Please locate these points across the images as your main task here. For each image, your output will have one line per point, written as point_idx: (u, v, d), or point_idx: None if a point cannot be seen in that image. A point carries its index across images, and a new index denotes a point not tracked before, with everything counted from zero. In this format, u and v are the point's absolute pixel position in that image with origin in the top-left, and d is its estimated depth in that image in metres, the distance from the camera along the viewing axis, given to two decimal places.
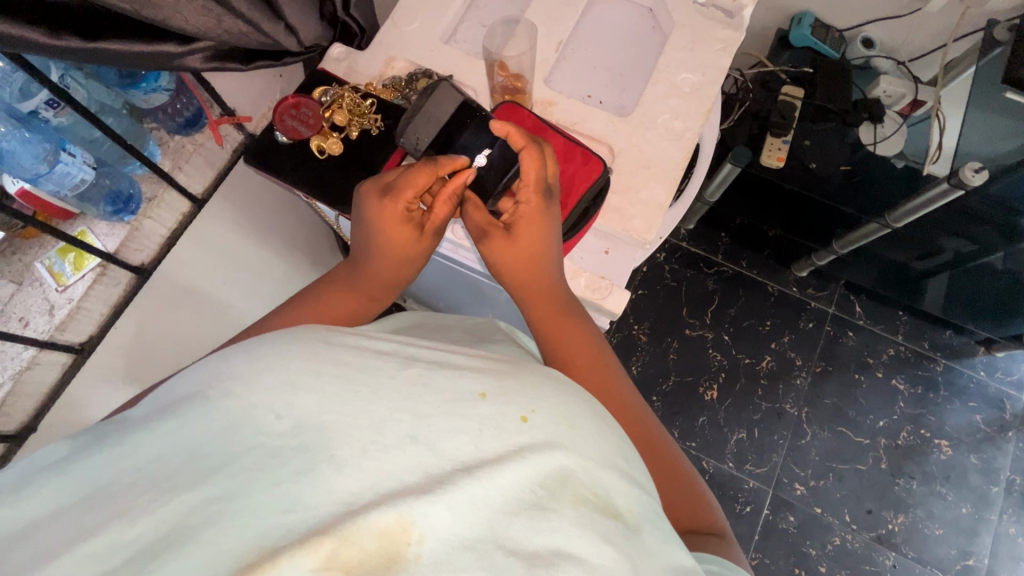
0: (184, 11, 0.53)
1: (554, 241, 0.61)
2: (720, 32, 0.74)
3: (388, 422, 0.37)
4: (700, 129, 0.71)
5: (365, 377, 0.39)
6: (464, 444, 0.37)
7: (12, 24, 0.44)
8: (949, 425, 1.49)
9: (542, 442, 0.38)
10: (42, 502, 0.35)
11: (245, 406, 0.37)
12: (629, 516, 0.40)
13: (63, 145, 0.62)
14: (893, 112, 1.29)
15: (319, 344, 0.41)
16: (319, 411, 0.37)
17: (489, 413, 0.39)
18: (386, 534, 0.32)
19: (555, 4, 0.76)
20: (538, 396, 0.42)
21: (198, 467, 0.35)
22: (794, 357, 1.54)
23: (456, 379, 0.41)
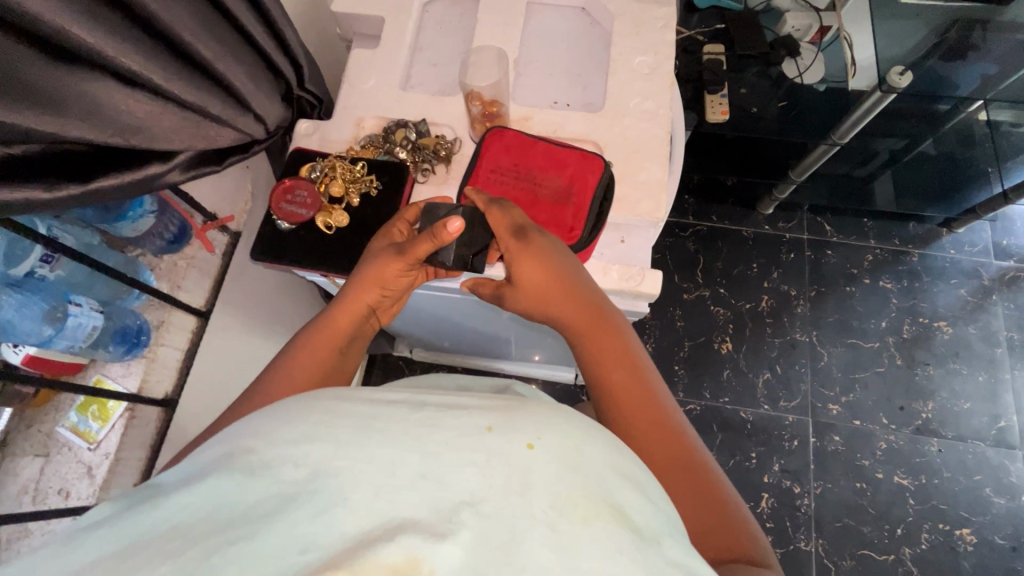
0: (168, 128, 0.52)
1: (567, 263, 0.61)
2: (657, 11, 0.79)
3: (398, 462, 0.33)
4: (672, 103, 0.74)
5: (378, 425, 0.35)
6: (472, 478, 0.33)
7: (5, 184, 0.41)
8: (943, 307, 1.59)
9: (551, 470, 0.34)
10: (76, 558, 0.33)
11: (261, 459, 0.34)
12: (646, 528, 0.35)
13: (66, 297, 0.58)
14: (805, 44, 1.37)
15: (334, 401, 0.36)
16: (329, 462, 0.33)
17: (497, 447, 0.34)
18: (396, 569, 0.30)
19: (498, 28, 0.78)
20: (548, 419, 0.36)
21: (220, 519, 0.32)
22: (788, 289, 1.61)
23: (465, 412, 0.36)
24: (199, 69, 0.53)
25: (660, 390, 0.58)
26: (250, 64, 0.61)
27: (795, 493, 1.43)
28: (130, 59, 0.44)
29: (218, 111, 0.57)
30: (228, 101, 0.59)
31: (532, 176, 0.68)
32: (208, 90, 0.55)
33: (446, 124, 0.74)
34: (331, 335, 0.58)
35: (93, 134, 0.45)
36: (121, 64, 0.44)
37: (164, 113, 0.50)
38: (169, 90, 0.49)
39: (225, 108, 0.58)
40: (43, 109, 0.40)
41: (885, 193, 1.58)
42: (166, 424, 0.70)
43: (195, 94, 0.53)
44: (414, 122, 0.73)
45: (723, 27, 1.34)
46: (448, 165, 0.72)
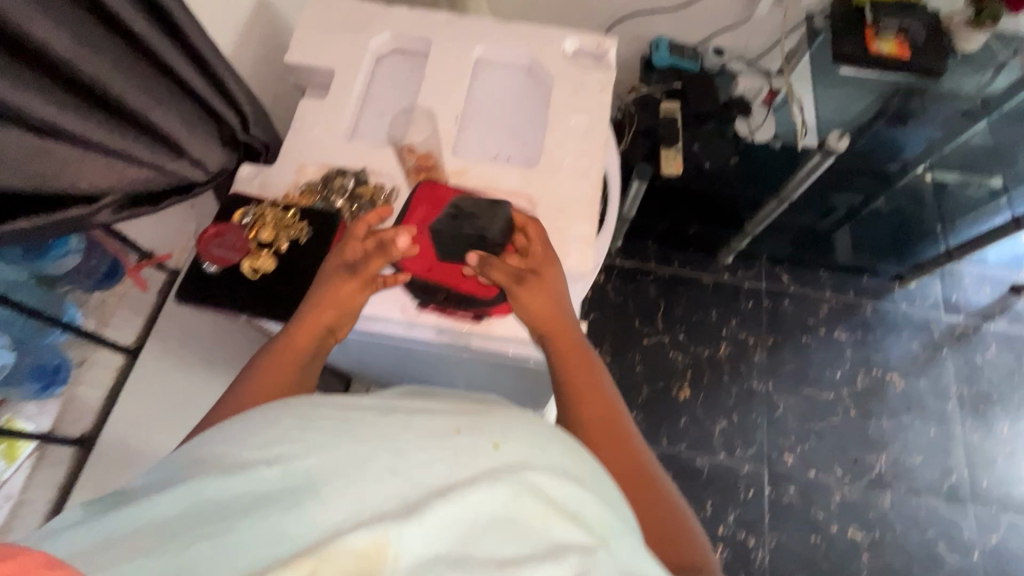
0: (88, 172, 0.53)
1: (562, 287, 0.67)
2: (594, 76, 0.83)
3: (369, 459, 0.36)
4: (603, 162, 0.77)
5: (351, 425, 0.38)
6: (440, 475, 0.36)
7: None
8: (895, 359, 1.62)
9: (514, 467, 0.37)
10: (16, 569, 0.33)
11: (236, 459, 0.37)
12: (600, 529, 0.37)
13: None
14: (757, 104, 1.41)
15: (308, 407, 0.40)
16: (303, 457, 0.36)
17: (465, 446, 0.38)
18: (363, 555, 0.32)
19: (443, 85, 0.82)
20: (510, 428, 0.40)
21: (193, 514, 0.34)
22: (745, 337, 1.64)
23: (432, 419, 0.40)
24: (127, 117, 0.55)
25: (625, 415, 0.60)
26: (188, 111, 0.63)
27: (750, 545, 1.41)
28: (48, 109, 0.45)
29: (148, 157, 0.58)
30: (161, 147, 0.60)
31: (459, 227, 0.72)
32: (138, 136, 0.57)
33: (386, 173, 0.76)
34: (290, 355, 0.59)
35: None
36: (38, 115, 0.45)
37: (84, 159, 0.52)
38: (88, 138, 0.50)
39: (158, 154, 0.60)
40: None
41: (845, 240, 1.64)
42: (78, 469, 0.68)
43: (122, 140, 0.54)
44: (353, 171, 0.75)
45: (679, 86, 1.41)
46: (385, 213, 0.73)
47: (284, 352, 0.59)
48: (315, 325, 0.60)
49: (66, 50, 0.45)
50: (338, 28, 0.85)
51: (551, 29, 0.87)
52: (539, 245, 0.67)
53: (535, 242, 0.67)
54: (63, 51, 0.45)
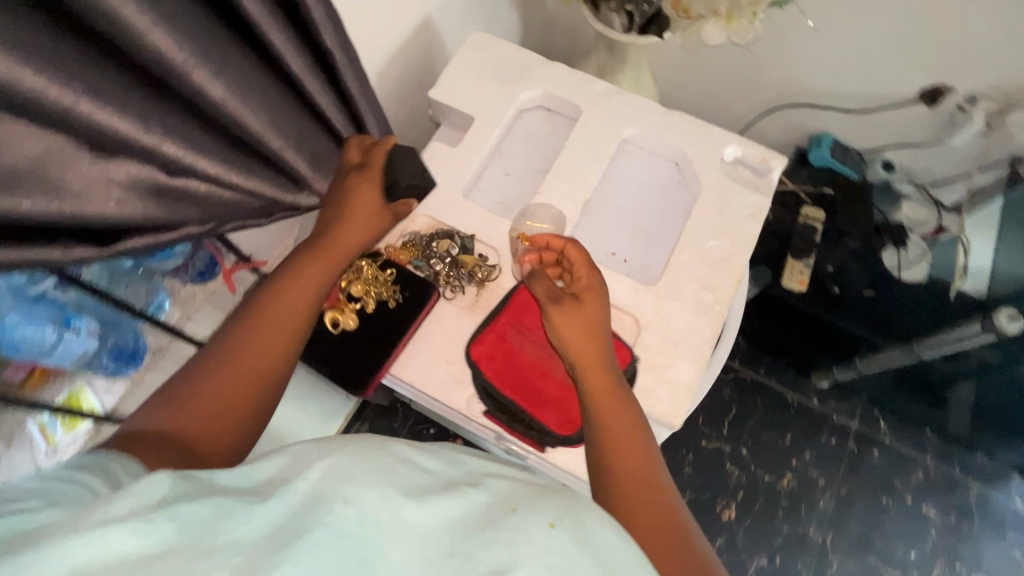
0: (210, 205, 0.50)
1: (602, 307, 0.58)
2: (749, 197, 0.73)
3: (438, 522, 0.36)
4: (731, 303, 0.68)
5: (418, 491, 0.37)
6: (500, 551, 0.34)
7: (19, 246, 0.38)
8: (987, 560, 1.39)
9: (570, 561, 0.35)
10: (93, 545, 0.30)
11: (303, 489, 0.36)
12: None
13: (70, 320, 0.58)
14: (915, 236, 1.25)
15: (379, 445, 0.40)
16: (374, 508, 0.35)
17: (522, 526, 0.36)
18: None
19: (579, 162, 0.76)
20: (567, 510, 0.38)
21: (281, 536, 0.33)
22: (816, 476, 1.46)
23: (496, 496, 0.39)
24: (262, 156, 0.52)
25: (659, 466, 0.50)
26: (320, 148, 0.60)
27: None
28: (176, 148, 0.42)
29: (271, 193, 0.55)
30: (290, 185, 0.57)
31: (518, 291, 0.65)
32: (266, 173, 0.54)
33: (494, 247, 0.71)
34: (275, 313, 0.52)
35: (130, 210, 0.43)
36: (167, 155, 0.41)
37: (209, 191, 0.48)
38: (214, 176, 0.47)
39: (283, 189, 0.56)
40: (66, 198, 0.38)
41: (961, 404, 1.40)
42: None
43: (244, 176, 0.50)
44: (461, 236, 0.70)
45: (829, 193, 1.26)
46: (479, 290, 0.68)
47: (269, 304, 0.52)
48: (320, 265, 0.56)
49: (211, 91, 0.41)
50: (491, 73, 0.80)
51: (716, 130, 0.77)
52: (583, 266, 0.61)
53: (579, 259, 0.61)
54: (216, 96, 0.42)
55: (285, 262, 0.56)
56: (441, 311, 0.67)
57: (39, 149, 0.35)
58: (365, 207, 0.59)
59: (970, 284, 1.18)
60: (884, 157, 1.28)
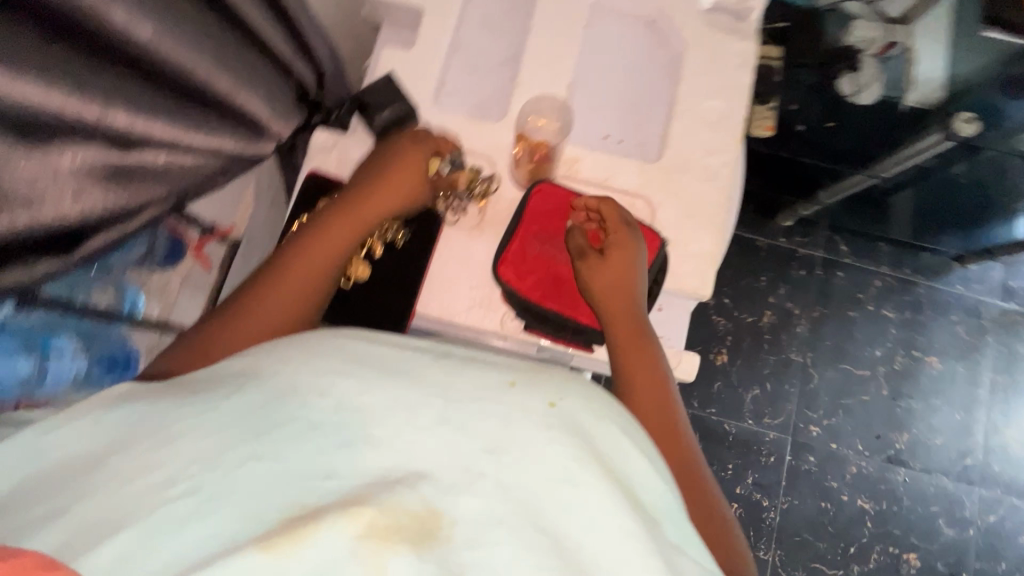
0: (175, 175, 0.42)
1: (636, 271, 0.57)
2: (734, 45, 0.69)
3: (424, 401, 0.36)
4: (736, 163, 0.67)
5: (409, 367, 0.38)
6: (497, 427, 0.36)
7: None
8: (939, 342, 1.49)
9: (566, 428, 0.36)
10: (78, 444, 0.35)
11: (288, 376, 0.37)
12: (651, 507, 0.37)
13: (48, 344, 0.52)
14: (869, 57, 1.20)
15: (366, 338, 0.40)
16: (354, 394, 0.36)
17: (522, 400, 0.37)
18: (417, 517, 0.31)
19: (552, 39, 0.68)
20: (566, 388, 0.40)
21: (247, 426, 0.34)
22: (792, 307, 1.49)
23: (483, 372, 0.39)
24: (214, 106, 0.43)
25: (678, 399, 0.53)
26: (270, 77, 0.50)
27: (763, 505, 1.38)
28: (119, 116, 0.33)
29: (233, 146, 0.45)
30: (251, 133, 0.48)
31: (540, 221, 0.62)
32: (226, 127, 0.45)
33: (484, 155, 0.65)
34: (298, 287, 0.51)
35: (88, 205, 0.35)
36: (107, 125, 0.33)
37: (169, 160, 0.40)
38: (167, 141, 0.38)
39: (244, 140, 0.47)
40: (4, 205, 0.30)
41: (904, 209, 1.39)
42: None
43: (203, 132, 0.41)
44: (448, 150, 0.64)
45: (784, 27, 1.20)
46: (481, 208, 0.63)
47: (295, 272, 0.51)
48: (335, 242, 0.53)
49: (131, 31, 0.32)
50: None
51: None
52: (618, 227, 0.58)
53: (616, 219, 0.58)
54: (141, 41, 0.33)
55: (317, 218, 0.55)
56: (450, 238, 0.62)
57: None
58: (399, 189, 0.56)
59: (918, 94, 1.16)
60: None
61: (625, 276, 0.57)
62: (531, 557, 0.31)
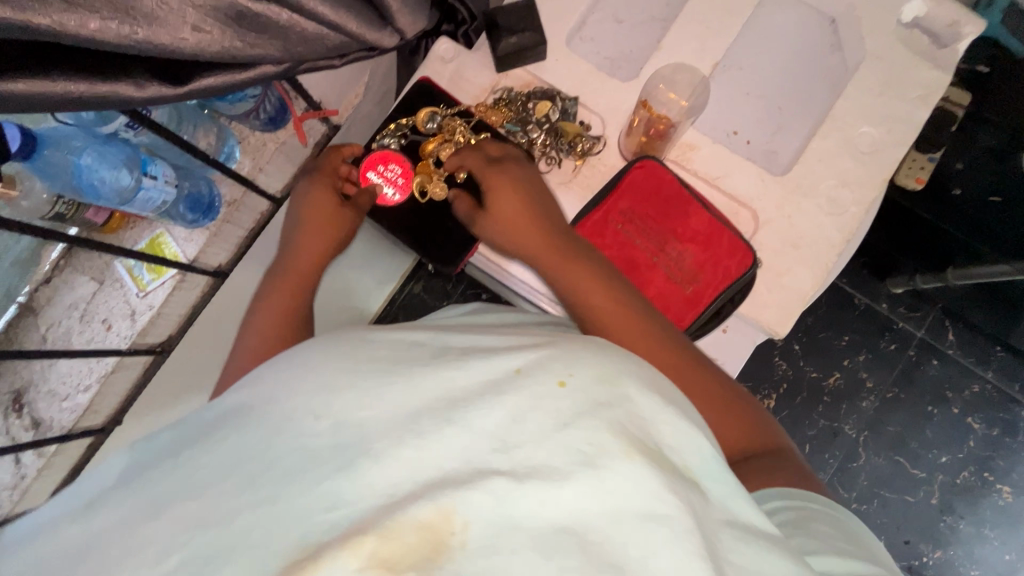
0: (292, 38, 0.41)
1: (541, 210, 0.54)
2: (922, 73, 0.59)
3: (423, 411, 0.35)
4: (870, 205, 0.58)
5: (399, 370, 0.37)
6: (502, 423, 0.34)
7: (74, 80, 0.33)
8: (1018, 473, 1.31)
9: (583, 405, 0.34)
10: (96, 534, 0.34)
11: (284, 411, 0.36)
12: (682, 467, 0.35)
13: (145, 167, 0.54)
14: None
15: (357, 345, 0.40)
16: (353, 411, 0.35)
17: (528, 387, 0.35)
18: (428, 527, 0.30)
19: (715, 11, 0.61)
20: (578, 359, 0.37)
21: (244, 471, 0.33)
22: (865, 379, 1.34)
23: (492, 362, 0.37)
24: None
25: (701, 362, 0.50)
26: None
27: None
28: None
29: (356, 29, 0.44)
30: (377, 19, 0.46)
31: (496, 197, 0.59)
32: (354, 4, 0.43)
33: (598, 112, 0.61)
34: (290, 284, 0.53)
35: (206, 40, 0.35)
36: None
37: (291, 20, 0.39)
38: None
39: (370, 27, 0.46)
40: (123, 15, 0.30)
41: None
42: (211, 296, 0.69)
43: (329, 2, 0.40)
44: (563, 97, 0.60)
45: (984, 72, 1.03)
46: (577, 165, 0.60)
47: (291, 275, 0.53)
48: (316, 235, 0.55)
49: None
50: None
51: None
52: (485, 169, 0.56)
53: (482, 164, 0.56)
54: None
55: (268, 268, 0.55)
56: None
57: None
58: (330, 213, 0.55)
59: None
60: None
61: (533, 218, 0.54)
62: (554, 554, 0.30)
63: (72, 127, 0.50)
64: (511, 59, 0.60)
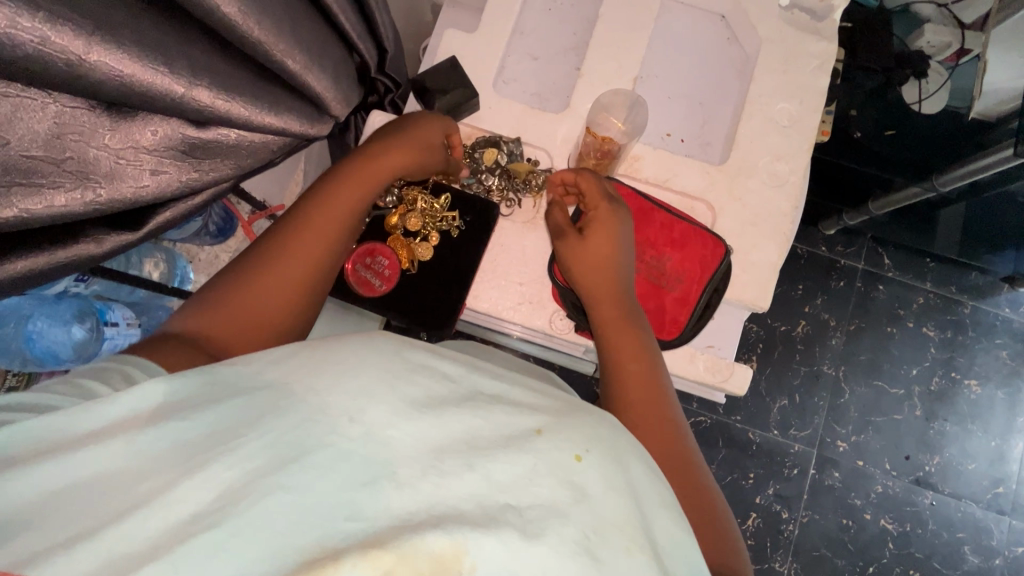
0: (243, 152, 0.40)
1: (627, 246, 0.55)
2: (813, 46, 0.65)
3: (446, 448, 0.31)
4: (805, 171, 0.64)
5: (431, 404, 0.32)
6: (519, 480, 0.30)
7: (33, 251, 0.31)
8: (978, 366, 1.43)
9: (598, 488, 0.31)
10: (103, 459, 0.28)
11: (318, 404, 0.31)
12: (673, 573, 0.32)
13: (105, 315, 0.52)
14: (936, 64, 1.14)
15: (395, 363, 0.34)
16: (386, 426, 0.31)
17: (547, 451, 0.32)
18: (439, 561, 0.27)
19: (620, 30, 0.65)
20: (594, 431, 0.34)
21: (280, 449, 0.29)
22: (827, 319, 1.43)
23: (514, 415, 0.33)
24: (282, 79, 0.41)
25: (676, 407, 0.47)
26: (335, 55, 0.48)
27: (782, 517, 1.34)
28: (200, 90, 0.32)
29: (298, 130, 0.44)
30: (313, 112, 0.46)
31: (463, 245, 0.60)
32: (294, 104, 0.43)
33: (542, 146, 0.63)
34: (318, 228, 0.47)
35: (164, 179, 0.34)
36: (189, 102, 0.31)
37: (239, 138, 0.38)
38: (240, 121, 0.36)
39: (309, 121, 0.46)
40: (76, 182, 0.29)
41: (952, 221, 1.34)
42: None
43: (273, 111, 0.39)
44: (509, 141, 0.62)
45: (850, 27, 1.15)
46: (537, 201, 0.62)
47: (292, 249, 0.45)
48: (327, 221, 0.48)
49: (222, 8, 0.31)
50: None
51: None
52: (595, 200, 0.56)
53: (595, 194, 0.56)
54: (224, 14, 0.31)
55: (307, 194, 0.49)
56: (503, 230, 0.61)
57: (50, 123, 0.26)
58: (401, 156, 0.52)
59: (982, 105, 1.05)
60: None
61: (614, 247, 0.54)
62: None
63: (22, 298, 0.46)
64: (447, 116, 0.62)
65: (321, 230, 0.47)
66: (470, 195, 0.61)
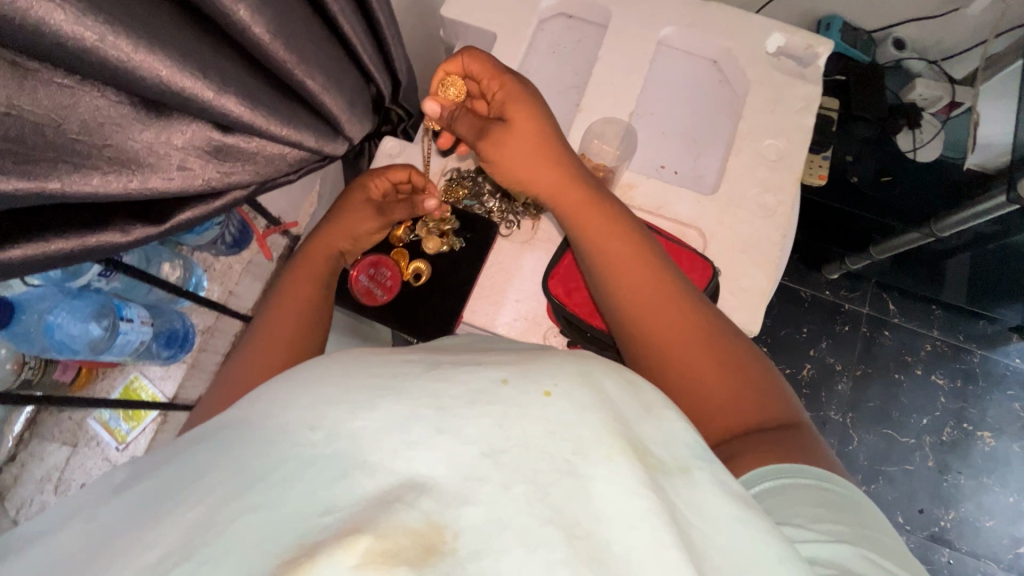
0: (261, 160, 0.43)
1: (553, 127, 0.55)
2: (798, 89, 0.69)
3: (414, 418, 0.28)
4: (793, 203, 0.66)
5: (393, 385, 0.30)
6: (490, 429, 0.28)
7: (70, 235, 0.34)
8: (991, 417, 1.39)
9: (575, 415, 0.28)
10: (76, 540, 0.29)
11: (278, 425, 0.30)
12: (672, 461, 0.29)
13: (121, 311, 0.55)
14: (928, 116, 1.18)
15: (352, 358, 0.33)
16: (349, 419, 0.29)
17: (516, 399, 0.29)
18: (416, 531, 0.24)
19: (618, 71, 0.70)
20: (559, 366, 0.31)
21: (238, 478, 0.28)
22: (834, 363, 1.42)
23: (472, 372, 0.31)
24: (301, 99, 0.46)
25: (687, 296, 0.49)
26: (351, 82, 0.52)
27: None
28: (228, 98, 0.36)
29: (313, 144, 0.47)
30: (330, 131, 0.50)
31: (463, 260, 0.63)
32: (311, 122, 0.47)
33: None
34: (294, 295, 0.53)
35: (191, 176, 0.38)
36: (218, 107, 0.35)
37: (260, 145, 0.42)
38: (263, 130, 0.40)
39: (325, 139, 0.50)
40: (112, 167, 0.33)
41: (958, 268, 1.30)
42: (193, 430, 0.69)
43: (291, 125, 0.43)
44: None
45: (841, 80, 1.16)
46: (535, 223, 0.64)
47: (279, 314, 0.51)
48: (315, 271, 0.55)
49: (251, 28, 0.35)
50: None
51: (759, 18, 0.70)
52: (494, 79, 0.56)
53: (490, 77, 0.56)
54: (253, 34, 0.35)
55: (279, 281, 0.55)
56: (501, 250, 0.64)
57: (92, 114, 0.30)
58: (352, 221, 0.58)
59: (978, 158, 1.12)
60: (896, 35, 1.15)
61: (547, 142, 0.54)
62: (538, 546, 0.24)
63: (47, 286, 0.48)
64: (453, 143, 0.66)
65: (298, 294, 0.53)
66: (473, 214, 0.64)
